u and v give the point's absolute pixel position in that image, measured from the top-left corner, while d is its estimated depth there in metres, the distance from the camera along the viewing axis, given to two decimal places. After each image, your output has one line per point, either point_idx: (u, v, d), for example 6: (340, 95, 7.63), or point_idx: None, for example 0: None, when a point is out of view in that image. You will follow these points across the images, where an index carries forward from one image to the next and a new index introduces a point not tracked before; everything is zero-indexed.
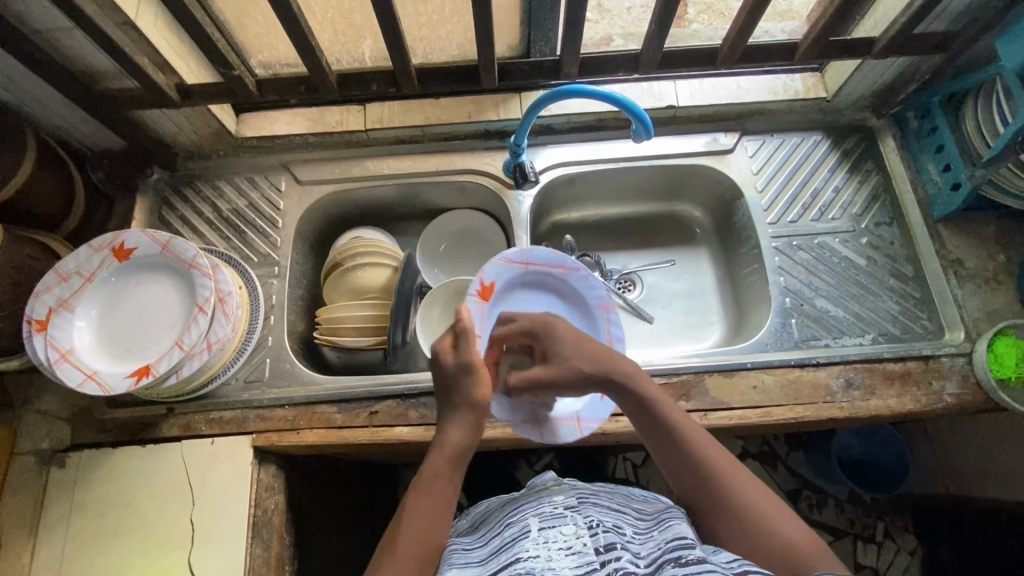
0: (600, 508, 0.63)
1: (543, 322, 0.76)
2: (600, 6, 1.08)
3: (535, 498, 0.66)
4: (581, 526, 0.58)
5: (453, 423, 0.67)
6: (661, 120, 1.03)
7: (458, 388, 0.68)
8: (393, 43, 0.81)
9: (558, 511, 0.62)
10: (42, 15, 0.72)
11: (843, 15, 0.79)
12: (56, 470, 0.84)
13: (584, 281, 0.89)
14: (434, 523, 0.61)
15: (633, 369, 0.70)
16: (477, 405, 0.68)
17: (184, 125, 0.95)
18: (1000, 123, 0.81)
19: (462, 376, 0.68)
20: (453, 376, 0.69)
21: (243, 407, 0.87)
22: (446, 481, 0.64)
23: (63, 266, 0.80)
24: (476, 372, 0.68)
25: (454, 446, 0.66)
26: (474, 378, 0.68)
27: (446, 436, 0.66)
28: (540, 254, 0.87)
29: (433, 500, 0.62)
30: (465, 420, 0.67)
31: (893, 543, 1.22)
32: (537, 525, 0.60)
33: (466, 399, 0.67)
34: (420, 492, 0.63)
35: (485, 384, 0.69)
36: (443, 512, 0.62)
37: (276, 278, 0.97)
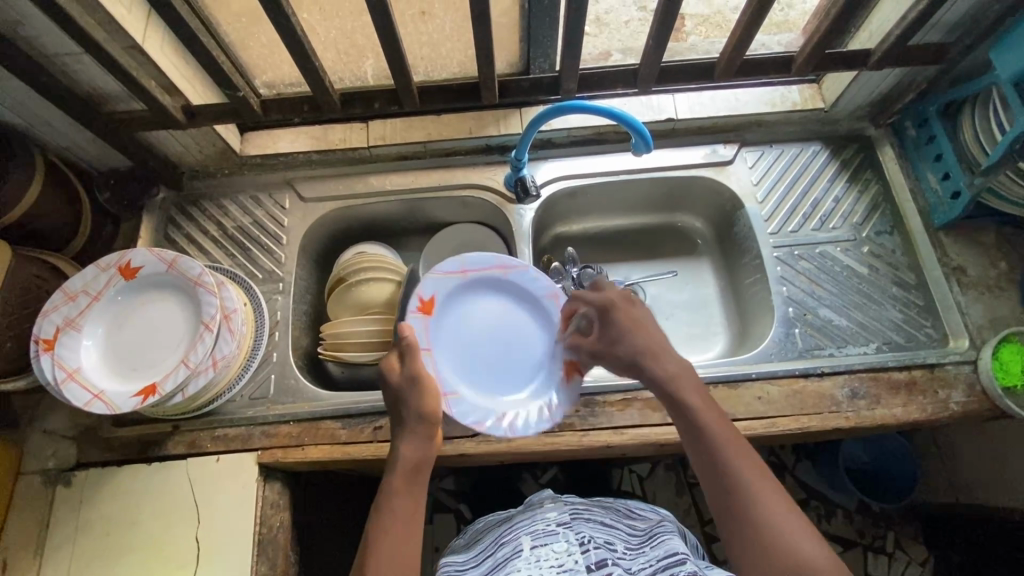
0: (593, 524, 0.65)
1: (615, 301, 0.79)
2: (598, 20, 1.10)
3: (529, 515, 0.67)
4: (573, 543, 0.60)
5: (404, 436, 0.70)
6: (660, 133, 1.04)
7: (406, 403, 0.71)
8: (396, 63, 0.82)
9: (552, 528, 0.63)
10: (52, 41, 0.73)
11: (838, 28, 0.81)
12: (62, 489, 0.84)
13: (527, 276, 0.90)
14: (403, 537, 0.63)
15: (681, 369, 0.72)
16: (425, 418, 0.70)
17: (189, 145, 0.97)
18: (998, 131, 0.82)
19: (406, 390, 0.71)
20: (399, 391, 0.72)
21: (249, 423, 0.87)
22: (406, 493, 0.67)
23: (69, 286, 0.81)
24: (422, 382, 0.71)
25: (410, 458, 0.69)
26: (419, 389, 0.71)
27: (399, 450, 0.69)
28: (476, 259, 0.89)
29: (398, 514, 0.65)
30: (419, 433, 0.70)
31: (903, 554, 1.20)
32: (529, 543, 0.62)
33: (414, 412, 0.70)
34: (386, 510, 0.65)
35: (431, 395, 0.71)
36: (410, 526, 0.64)
37: (281, 294, 0.98)
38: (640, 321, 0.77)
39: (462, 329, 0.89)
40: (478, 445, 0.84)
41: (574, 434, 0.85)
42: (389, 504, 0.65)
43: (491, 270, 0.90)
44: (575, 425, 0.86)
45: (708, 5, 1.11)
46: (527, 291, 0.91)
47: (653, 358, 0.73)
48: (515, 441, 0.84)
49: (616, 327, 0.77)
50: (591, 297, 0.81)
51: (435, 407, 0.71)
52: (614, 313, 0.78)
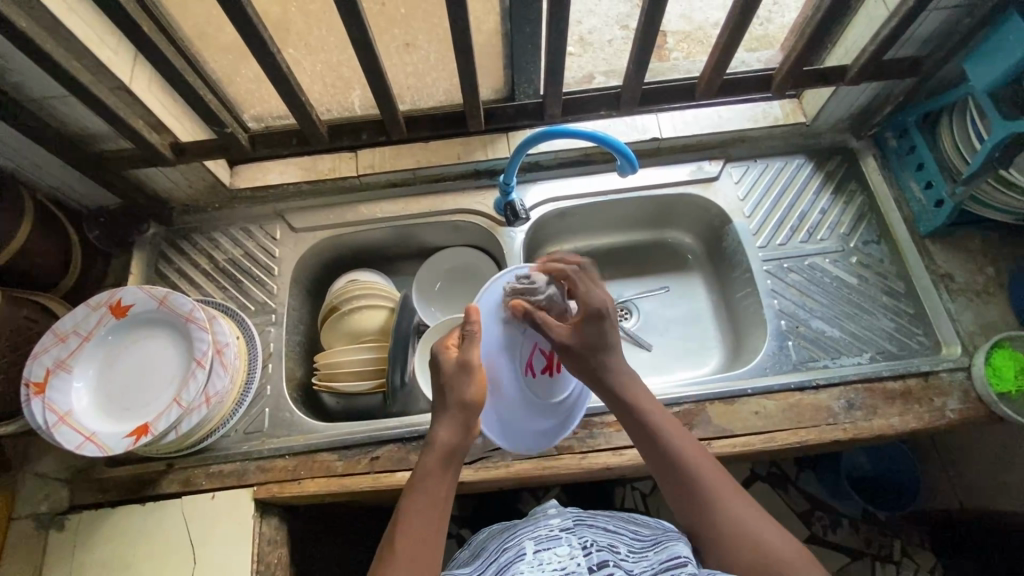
0: (595, 528, 0.65)
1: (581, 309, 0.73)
2: (581, 40, 1.12)
3: (532, 521, 0.67)
4: (575, 547, 0.61)
5: (442, 419, 0.66)
6: (645, 152, 1.06)
7: (453, 387, 0.67)
8: (381, 95, 0.83)
9: (554, 533, 0.64)
10: (39, 85, 0.74)
11: (814, 46, 0.82)
12: (55, 533, 0.83)
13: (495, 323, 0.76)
14: (436, 517, 0.60)
15: (638, 385, 0.71)
16: (467, 405, 0.66)
17: (179, 181, 0.97)
18: (976, 139, 0.83)
19: (458, 376, 0.67)
20: (450, 377, 0.68)
21: (243, 458, 0.87)
22: (440, 476, 0.63)
23: (60, 327, 0.81)
24: (475, 371, 0.68)
25: (446, 443, 0.64)
26: (471, 378, 0.67)
27: (437, 435, 0.65)
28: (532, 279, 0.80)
29: (430, 495, 0.61)
30: (454, 419, 0.66)
31: (911, 562, 1.19)
32: (532, 547, 0.62)
33: (456, 397, 0.66)
34: (418, 490, 0.62)
35: (479, 382, 0.68)
36: (440, 512, 0.60)
37: (273, 325, 0.97)
38: (614, 335, 0.72)
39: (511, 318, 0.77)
40: (475, 472, 0.83)
41: (572, 458, 0.84)
42: (423, 487, 0.62)
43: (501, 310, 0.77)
44: (573, 448, 0.85)
45: (689, 22, 1.13)
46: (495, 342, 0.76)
47: (609, 374, 0.70)
48: (512, 466, 0.84)
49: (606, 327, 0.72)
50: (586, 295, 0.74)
51: (479, 398, 0.67)
52: (602, 320, 0.72)
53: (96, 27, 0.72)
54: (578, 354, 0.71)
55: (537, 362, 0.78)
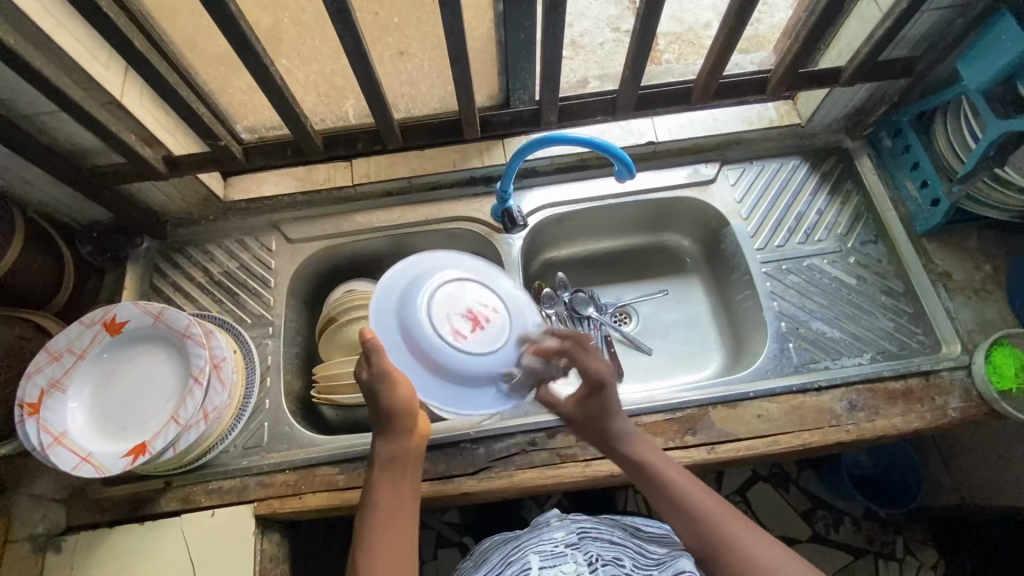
0: (601, 542, 0.68)
1: (603, 374, 0.74)
2: (574, 44, 1.12)
3: (537, 533, 0.70)
4: (581, 564, 0.64)
5: (381, 435, 0.70)
6: (642, 156, 1.05)
7: (378, 402, 0.68)
8: (376, 103, 0.83)
9: (560, 549, 0.66)
10: (28, 101, 0.72)
11: (809, 48, 0.82)
12: (52, 555, 0.81)
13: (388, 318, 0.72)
14: (391, 528, 0.65)
15: (643, 441, 0.73)
16: (399, 416, 0.68)
17: (173, 194, 0.96)
18: (971, 138, 0.84)
19: (377, 389, 0.67)
20: (370, 389, 0.68)
21: (243, 474, 0.85)
22: (391, 488, 0.69)
23: (54, 345, 0.80)
24: (389, 381, 0.67)
25: (386, 452, 0.70)
26: (388, 388, 0.67)
27: (379, 447, 0.71)
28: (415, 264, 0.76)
29: (384, 510, 0.67)
30: (392, 432, 0.70)
31: (915, 558, 1.19)
32: (537, 563, 0.64)
33: (385, 411, 0.68)
34: (371, 507, 0.67)
35: (403, 392, 0.67)
36: (399, 524, 0.66)
37: (271, 338, 0.96)
38: (618, 403, 0.74)
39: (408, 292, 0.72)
40: (478, 482, 0.83)
41: (576, 465, 0.84)
42: (377, 502, 0.67)
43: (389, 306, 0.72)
44: (576, 456, 0.85)
45: (680, 23, 1.15)
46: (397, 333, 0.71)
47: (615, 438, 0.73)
48: (515, 476, 0.84)
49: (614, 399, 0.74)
50: (588, 366, 0.74)
51: (404, 403, 0.68)
52: (606, 390, 0.74)
53: (86, 42, 0.71)
54: (586, 420, 0.76)
55: (462, 327, 0.71)
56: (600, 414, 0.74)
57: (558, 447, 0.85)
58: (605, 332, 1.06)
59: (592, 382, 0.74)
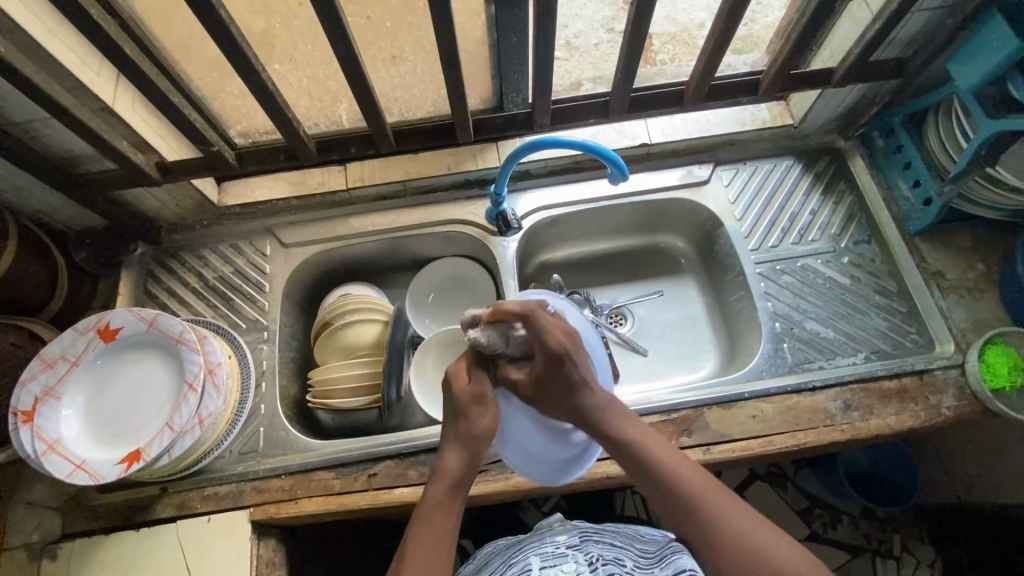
0: (602, 544, 0.65)
1: (563, 343, 0.63)
2: (568, 46, 1.12)
3: (538, 539, 0.67)
4: (581, 563, 0.60)
5: (450, 445, 0.64)
6: (635, 158, 1.06)
7: (468, 417, 0.64)
8: (369, 108, 0.83)
9: (560, 550, 0.63)
10: (19, 108, 0.72)
11: (800, 49, 0.82)
12: (48, 562, 0.81)
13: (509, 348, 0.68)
14: (441, 550, 0.57)
15: (615, 407, 0.66)
16: (480, 436, 0.63)
17: (166, 200, 0.96)
18: (963, 138, 0.84)
19: (473, 406, 0.63)
20: (462, 404, 0.64)
21: (239, 480, 0.85)
22: (446, 509, 0.60)
23: (47, 352, 0.79)
24: (490, 401, 0.64)
25: (454, 469, 0.62)
26: (489, 409, 0.64)
27: (447, 461, 0.63)
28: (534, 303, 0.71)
29: (437, 530, 0.58)
30: (464, 446, 0.63)
31: (912, 556, 1.19)
32: (538, 563, 0.61)
33: (469, 428, 0.63)
34: (427, 520, 0.59)
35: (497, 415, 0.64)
36: (448, 549, 0.58)
37: (266, 343, 0.96)
38: (584, 369, 0.64)
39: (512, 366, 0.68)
40: (474, 486, 0.83)
41: None
42: (429, 518, 0.59)
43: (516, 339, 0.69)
44: None
45: (674, 24, 1.15)
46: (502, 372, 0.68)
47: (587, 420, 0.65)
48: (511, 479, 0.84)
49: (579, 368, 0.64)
50: (550, 338, 0.62)
51: (490, 427, 0.64)
52: (569, 362, 0.63)
53: (77, 50, 0.71)
54: (552, 395, 0.64)
55: None
56: (559, 392, 0.64)
57: None
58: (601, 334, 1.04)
59: (551, 357, 0.63)
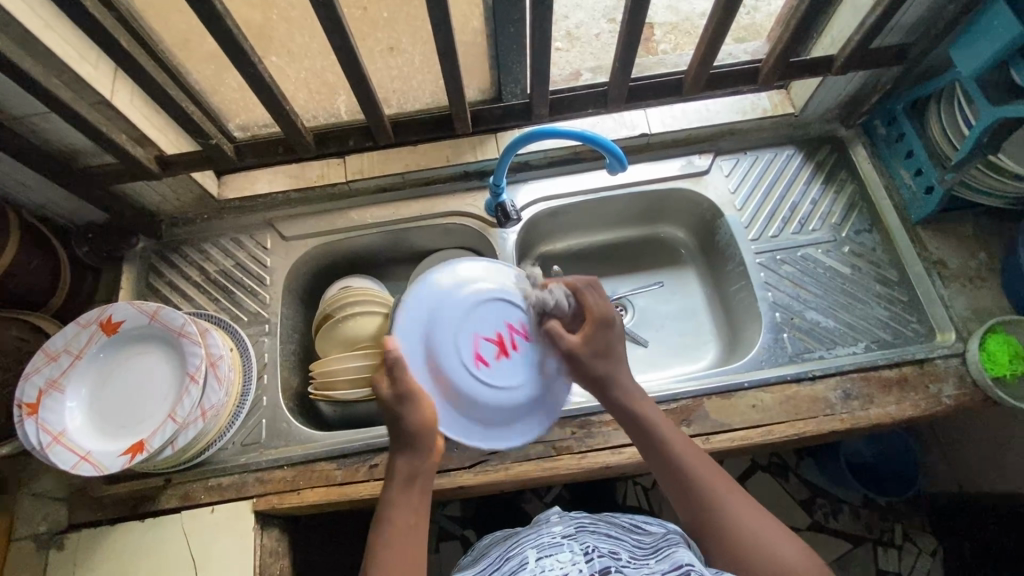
0: (597, 535, 0.65)
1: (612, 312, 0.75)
2: (569, 36, 1.12)
3: (535, 529, 0.67)
4: (577, 553, 0.60)
5: (398, 445, 0.67)
6: (635, 148, 1.05)
7: (400, 420, 0.66)
8: (366, 100, 0.83)
9: (556, 540, 0.63)
10: (17, 102, 0.73)
11: (800, 37, 0.82)
12: (55, 553, 0.82)
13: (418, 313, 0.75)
14: (404, 541, 0.62)
15: (641, 398, 0.73)
16: (422, 432, 0.66)
17: (166, 193, 0.96)
18: (964, 125, 0.83)
19: (399, 407, 0.66)
20: (390, 408, 0.67)
21: (241, 470, 0.86)
22: (406, 500, 0.65)
23: (50, 346, 0.80)
24: (414, 399, 0.67)
25: (405, 469, 0.66)
26: (413, 406, 0.67)
27: (399, 460, 0.66)
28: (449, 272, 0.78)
29: (397, 522, 0.63)
30: (413, 444, 0.66)
31: (913, 545, 1.19)
32: (535, 555, 0.62)
33: (408, 427, 0.66)
34: (387, 515, 0.64)
35: (425, 407, 0.67)
36: (412, 537, 0.62)
37: (267, 335, 0.97)
38: (621, 344, 0.75)
39: (447, 302, 0.76)
40: (474, 476, 0.84)
41: (571, 457, 0.85)
42: (391, 513, 0.64)
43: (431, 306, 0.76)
44: (572, 448, 0.85)
45: (675, 14, 1.14)
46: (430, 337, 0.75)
47: (615, 385, 0.72)
48: (511, 469, 0.84)
49: (614, 346, 0.74)
50: (599, 305, 0.75)
51: (427, 420, 0.67)
52: (610, 329, 0.74)
53: (74, 44, 0.71)
54: (582, 361, 0.74)
55: (485, 350, 0.76)
56: (599, 356, 0.73)
57: (554, 439, 0.86)
58: None
59: (597, 320, 0.74)
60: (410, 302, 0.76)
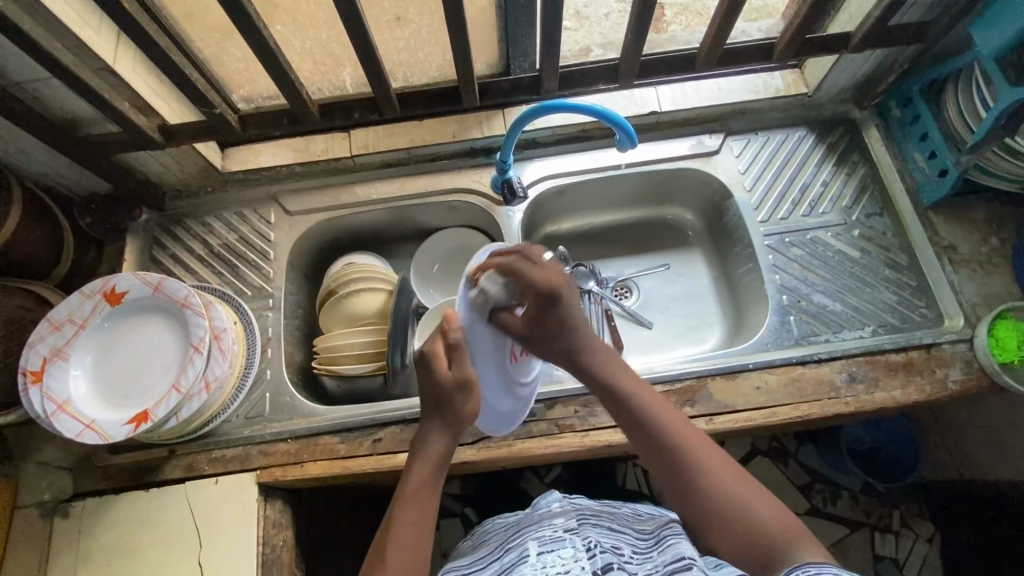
0: (599, 529, 0.63)
1: (559, 281, 0.72)
2: (577, 14, 1.10)
3: (537, 521, 0.66)
4: (579, 549, 0.58)
5: (436, 426, 0.65)
6: (644, 126, 1.03)
7: (450, 403, 0.65)
8: (373, 71, 0.81)
9: (558, 534, 0.62)
10: (19, 67, 0.71)
11: (817, 13, 0.80)
12: (60, 520, 0.83)
13: (474, 308, 0.68)
14: (422, 525, 0.60)
15: (606, 358, 0.73)
16: (464, 418, 0.66)
17: (170, 165, 0.95)
18: (982, 107, 0.82)
19: (455, 391, 0.65)
20: (445, 390, 0.65)
21: (245, 443, 0.87)
22: (430, 482, 0.63)
23: (55, 315, 0.80)
24: (471, 386, 0.65)
25: (438, 449, 0.65)
26: (469, 392, 0.65)
27: (433, 440, 0.65)
28: (494, 260, 0.72)
29: (420, 503, 0.61)
30: (449, 427, 0.66)
31: (910, 531, 1.20)
32: (536, 548, 0.60)
33: (456, 411, 0.65)
34: (409, 496, 0.61)
35: (475, 396, 0.66)
36: (432, 519, 0.61)
37: (271, 310, 0.96)
38: (575, 312, 0.73)
39: (492, 299, 0.70)
40: (477, 452, 0.84)
41: (575, 435, 0.85)
42: (414, 494, 0.62)
43: (484, 302, 0.69)
44: (575, 427, 0.85)
45: None
46: (484, 337, 0.70)
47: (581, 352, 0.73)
48: (514, 446, 0.84)
49: (574, 319, 0.73)
50: (540, 276, 0.71)
51: (472, 411, 0.66)
52: (561, 302, 0.72)
53: (76, 6, 0.70)
54: (545, 338, 0.73)
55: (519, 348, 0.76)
56: (554, 333, 0.72)
57: (557, 417, 0.86)
58: (605, 307, 1.05)
59: (549, 295, 0.71)
60: (466, 307, 0.67)
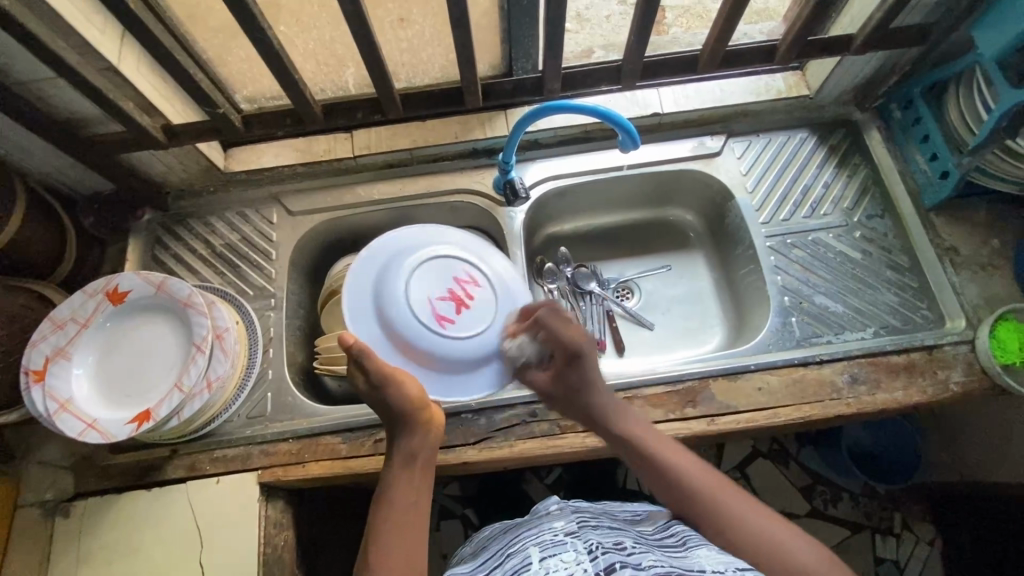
0: (600, 530, 0.64)
1: (583, 343, 0.75)
2: (579, 16, 1.10)
3: (537, 526, 0.66)
4: (580, 551, 0.58)
5: (398, 432, 0.66)
6: (646, 128, 1.04)
7: (387, 405, 0.66)
8: (377, 73, 0.81)
9: (559, 538, 0.62)
10: (24, 67, 0.71)
11: (819, 15, 0.80)
12: (61, 520, 0.83)
13: (361, 287, 0.75)
14: (404, 529, 0.60)
15: (623, 412, 0.74)
16: (417, 413, 0.66)
17: (173, 164, 0.95)
18: (983, 110, 0.82)
19: (382, 391, 0.66)
20: (376, 395, 0.66)
21: (247, 443, 0.86)
22: (408, 484, 0.64)
23: (57, 314, 0.80)
24: (391, 380, 0.65)
25: (408, 451, 0.66)
26: (391, 386, 0.65)
27: (400, 444, 0.66)
28: (393, 238, 0.78)
29: (398, 506, 0.62)
30: (412, 428, 0.66)
31: (911, 533, 1.20)
32: (537, 555, 0.60)
33: (401, 408, 0.66)
34: (385, 503, 0.62)
35: (407, 389, 0.66)
36: (414, 524, 0.61)
37: (273, 310, 0.96)
38: (595, 371, 0.75)
39: (387, 272, 0.75)
40: (479, 452, 0.83)
41: (577, 436, 0.85)
42: (388, 499, 0.62)
43: (374, 278, 0.75)
44: (577, 427, 0.85)
45: None
46: (387, 307, 0.73)
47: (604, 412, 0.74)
48: (516, 446, 0.84)
49: (596, 380, 0.75)
50: (567, 334, 0.74)
51: (415, 402, 0.66)
52: (584, 361, 0.75)
53: (81, 6, 0.70)
54: (568, 396, 0.76)
55: (443, 308, 0.74)
56: (577, 391, 0.75)
57: (559, 418, 0.86)
58: (607, 308, 1.06)
59: (571, 353, 0.74)
60: (352, 290, 0.75)
